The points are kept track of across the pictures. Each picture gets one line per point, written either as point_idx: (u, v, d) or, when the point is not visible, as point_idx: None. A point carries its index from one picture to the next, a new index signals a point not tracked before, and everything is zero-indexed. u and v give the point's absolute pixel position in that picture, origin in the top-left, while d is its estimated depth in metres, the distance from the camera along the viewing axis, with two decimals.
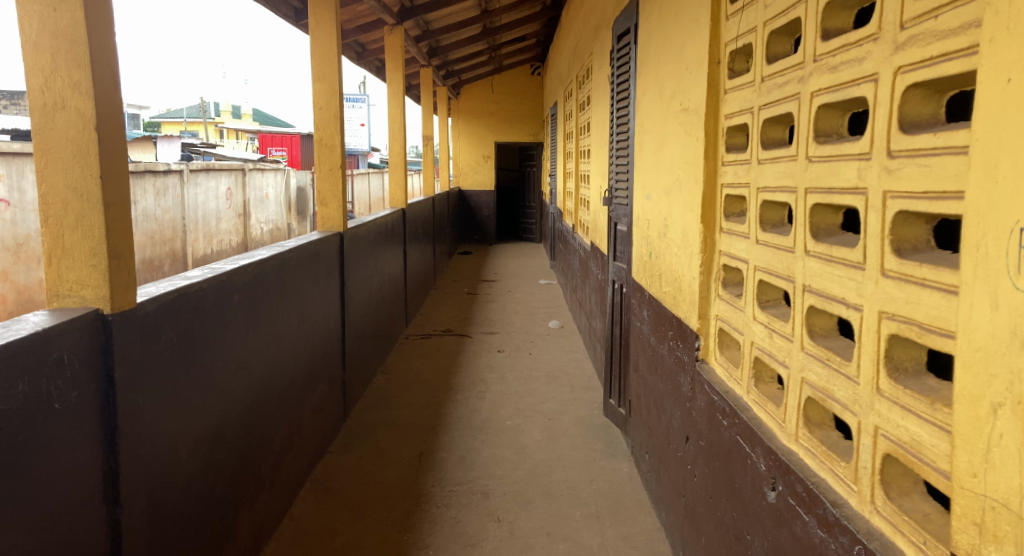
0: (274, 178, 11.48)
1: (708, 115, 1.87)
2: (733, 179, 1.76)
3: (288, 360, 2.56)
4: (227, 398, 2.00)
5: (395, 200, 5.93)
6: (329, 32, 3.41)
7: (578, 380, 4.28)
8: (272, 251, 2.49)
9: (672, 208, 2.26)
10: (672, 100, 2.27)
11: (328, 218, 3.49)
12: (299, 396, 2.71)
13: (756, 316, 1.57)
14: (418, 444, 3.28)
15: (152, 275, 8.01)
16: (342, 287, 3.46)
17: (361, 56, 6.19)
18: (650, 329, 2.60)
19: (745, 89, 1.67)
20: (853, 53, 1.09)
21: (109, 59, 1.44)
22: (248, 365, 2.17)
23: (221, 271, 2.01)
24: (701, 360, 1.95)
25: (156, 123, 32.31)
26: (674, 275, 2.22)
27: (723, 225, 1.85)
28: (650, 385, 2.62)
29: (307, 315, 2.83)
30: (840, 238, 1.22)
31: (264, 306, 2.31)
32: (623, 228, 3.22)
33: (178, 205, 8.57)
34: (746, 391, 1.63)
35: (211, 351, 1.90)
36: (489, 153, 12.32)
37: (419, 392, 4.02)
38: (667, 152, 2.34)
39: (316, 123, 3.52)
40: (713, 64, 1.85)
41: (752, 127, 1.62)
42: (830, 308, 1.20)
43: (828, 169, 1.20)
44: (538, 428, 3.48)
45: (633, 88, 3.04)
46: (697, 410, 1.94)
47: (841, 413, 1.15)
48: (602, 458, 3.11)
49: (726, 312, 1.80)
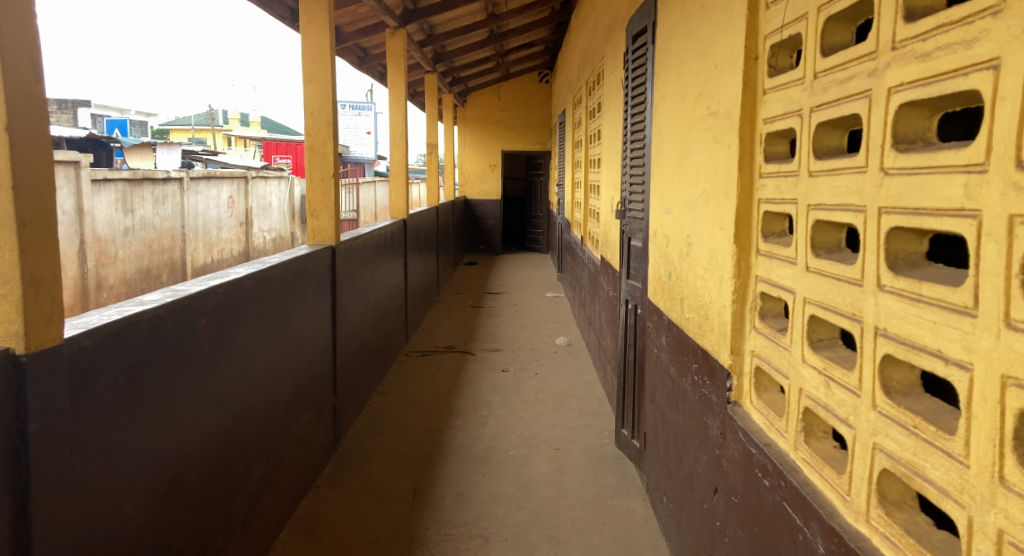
0: (277, 187, 11.31)
1: (743, 119, 1.63)
2: (774, 194, 1.51)
3: (266, 390, 2.31)
4: (190, 439, 1.74)
5: (396, 210, 5.69)
6: (322, 31, 3.19)
7: (587, 404, 4.01)
8: (250, 269, 2.25)
9: (697, 224, 2.00)
10: (697, 104, 2.03)
11: (320, 230, 3.27)
12: (279, 429, 2.45)
13: (808, 359, 1.31)
14: (414, 478, 3.01)
15: (149, 285, 7.79)
16: (334, 304, 3.22)
17: (362, 61, 6.00)
18: (669, 358, 2.34)
19: (792, 88, 1.42)
20: (957, 34, 0.85)
21: (27, 44, 1.19)
22: (216, 398, 1.91)
23: (184, 294, 1.75)
24: (733, 402, 1.68)
25: (165, 131, 32.62)
26: (699, 301, 1.96)
27: (760, 247, 1.59)
28: (670, 422, 2.34)
29: (291, 338, 2.58)
30: (927, 271, 0.97)
31: (236, 332, 2.05)
32: (638, 243, 2.96)
33: (178, 213, 8.38)
34: (792, 447, 1.36)
35: (170, 388, 1.64)
36: (495, 162, 12.12)
37: (417, 417, 3.76)
38: (691, 162, 2.09)
39: (307, 129, 3.27)
40: (750, 61, 1.61)
41: (800, 132, 1.37)
42: (917, 361, 0.93)
43: (915, 184, 0.94)
44: (544, 460, 3.21)
45: (650, 93, 2.80)
46: (729, 461, 1.67)
47: (938, 500, 0.88)
48: (614, 497, 2.83)
49: (765, 350, 1.54)
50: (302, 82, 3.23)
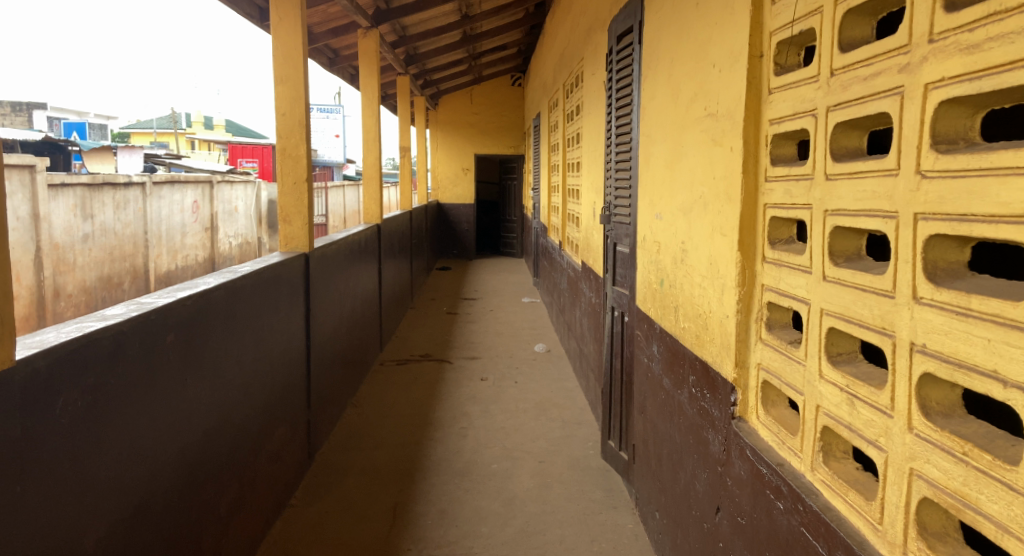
0: (244, 191, 10.96)
1: (746, 120, 1.55)
2: (783, 199, 1.43)
3: (238, 407, 2.15)
4: (157, 465, 1.57)
5: (370, 215, 5.52)
6: (294, 29, 3.03)
7: (570, 414, 3.91)
8: (220, 279, 2.09)
9: (693, 230, 1.93)
10: (692, 105, 1.96)
11: (292, 237, 3.11)
12: (251, 446, 2.28)
13: (826, 374, 1.23)
14: (393, 495, 2.87)
15: (110, 293, 7.39)
16: (308, 313, 3.06)
17: (333, 63, 5.82)
18: (662, 369, 2.26)
19: (803, 87, 1.34)
20: (1012, 23, 0.77)
21: None
22: (185, 419, 1.74)
23: (150, 307, 1.59)
24: (738, 417, 1.60)
25: (127, 133, 31.57)
26: (696, 311, 1.88)
27: (766, 254, 1.52)
28: (663, 435, 2.26)
29: (264, 350, 2.43)
30: (972, 283, 0.89)
31: (206, 346, 1.89)
32: (624, 248, 2.88)
33: (140, 219, 8.02)
34: (808, 468, 1.27)
35: (136, 411, 1.47)
36: (468, 165, 11.99)
37: (396, 430, 3.61)
38: (686, 166, 2.02)
39: (278, 131, 3.10)
40: (754, 59, 1.53)
41: (814, 133, 1.30)
42: (967, 380, 0.85)
43: (961, 188, 0.86)
44: (528, 474, 3.10)
45: (636, 96, 2.72)
46: (734, 479, 1.58)
47: (995, 537, 0.78)
48: (603, 511, 2.74)
49: (774, 363, 1.46)
50: (273, 82, 3.07)
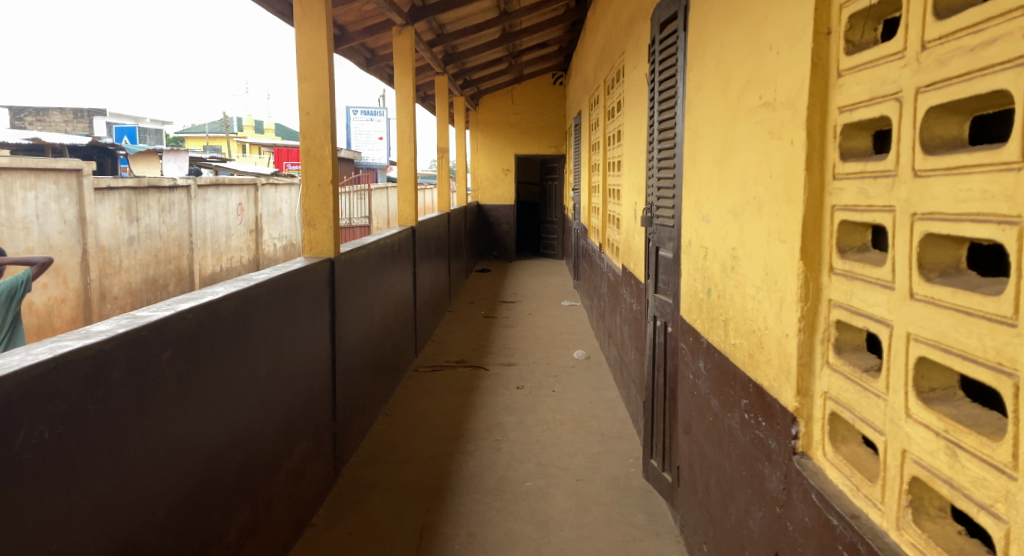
0: (288, 194, 11.15)
1: (811, 108, 1.33)
2: (857, 200, 1.21)
3: (249, 426, 2.07)
4: (150, 494, 1.50)
5: (405, 217, 5.45)
6: (319, 25, 2.95)
7: (609, 427, 3.71)
8: (231, 289, 2.03)
9: (746, 234, 1.72)
10: (745, 94, 1.75)
11: (317, 241, 3.01)
12: (266, 466, 2.20)
13: (915, 413, 1.00)
14: (420, 515, 2.74)
15: (155, 295, 7.60)
16: (334, 321, 2.97)
17: (369, 62, 5.78)
18: (709, 388, 2.05)
19: (884, 66, 1.12)
20: None
21: None
22: (185, 440, 1.68)
23: (143, 322, 1.53)
24: (800, 453, 1.39)
25: (182, 138, 32.91)
26: (749, 326, 1.66)
27: (834, 264, 1.30)
28: (711, 462, 2.04)
29: (282, 365, 2.35)
30: None
31: (210, 362, 1.82)
32: (668, 253, 2.66)
33: (185, 222, 8.23)
34: (892, 525, 1.05)
35: (121, 437, 1.40)
36: (508, 166, 11.86)
37: (426, 442, 3.50)
38: (737, 163, 1.80)
39: (303, 131, 3.02)
40: (820, 37, 1.31)
41: (898, 120, 1.07)
42: None
43: None
44: (564, 494, 2.91)
45: (680, 87, 2.51)
46: (796, 526, 1.37)
47: None
48: (644, 539, 2.52)
49: (845, 393, 1.24)
50: (297, 80, 2.99)
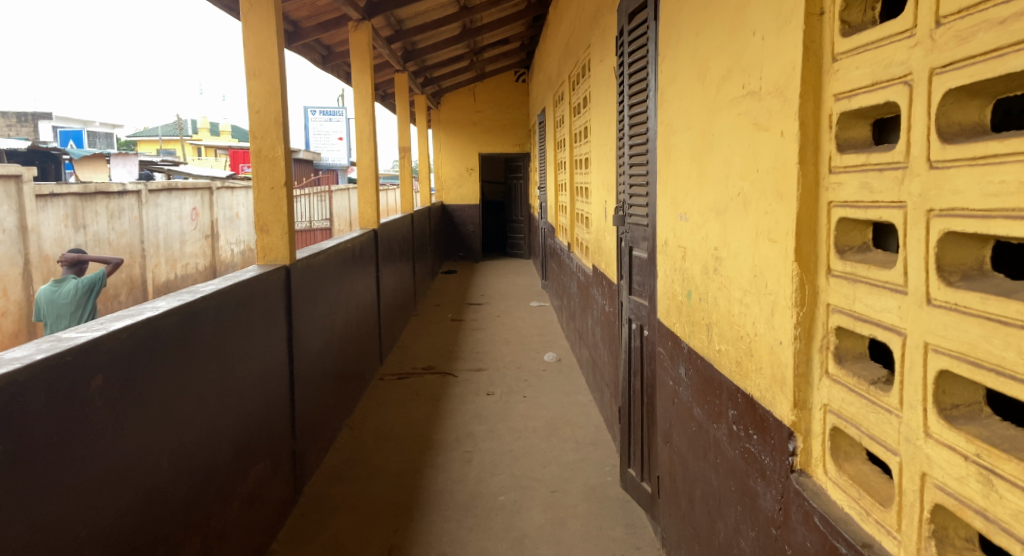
0: (245, 198, 10.73)
1: (803, 96, 1.22)
2: (858, 195, 1.11)
3: (197, 451, 1.86)
4: (76, 542, 1.29)
5: (366, 220, 5.24)
6: (267, 17, 2.74)
7: (583, 433, 3.60)
8: (173, 303, 1.82)
9: (730, 234, 1.61)
10: (725, 84, 1.64)
11: (271, 247, 2.80)
12: (218, 493, 1.99)
13: (936, 432, 0.89)
14: (387, 535, 2.56)
15: (105, 305, 7.14)
16: (291, 331, 2.76)
17: (326, 60, 5.54)
18: (691, 396, 1.94)
19: (887, 47, 1.01)
20: None
21: None
22: (120, 474, 1.47)
23: (68, 345, 1.33)
24: (798, 471, 1.28)
25: (132, 141, 31.63)
26: (736, 332, 1.56)
27: (832, 266, 1.19)
28: (695, 475, 1.93)
29: (235, 382, 2.15)
30: None
31: (150, 385, 1.62)
32: (642, 253, 2.56)
33: (136, 228, 7.80)
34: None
35: (40, 479, 1.20)
36: (472, 165, 11.69)
37: (394, 456, 3.31)
38: (717, 158, 1.70)
39: (253, 131, 2.81)
40: (811, 18, 1.20)
41: (907, 105, 0.96)
42: None
43: None
44: (540, 507, 2.78)
45: (652, 80, 2.40)
46: (795, 549, 1.26)
47: None
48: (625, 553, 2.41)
49: (850, 407, 1.13)
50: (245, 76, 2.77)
